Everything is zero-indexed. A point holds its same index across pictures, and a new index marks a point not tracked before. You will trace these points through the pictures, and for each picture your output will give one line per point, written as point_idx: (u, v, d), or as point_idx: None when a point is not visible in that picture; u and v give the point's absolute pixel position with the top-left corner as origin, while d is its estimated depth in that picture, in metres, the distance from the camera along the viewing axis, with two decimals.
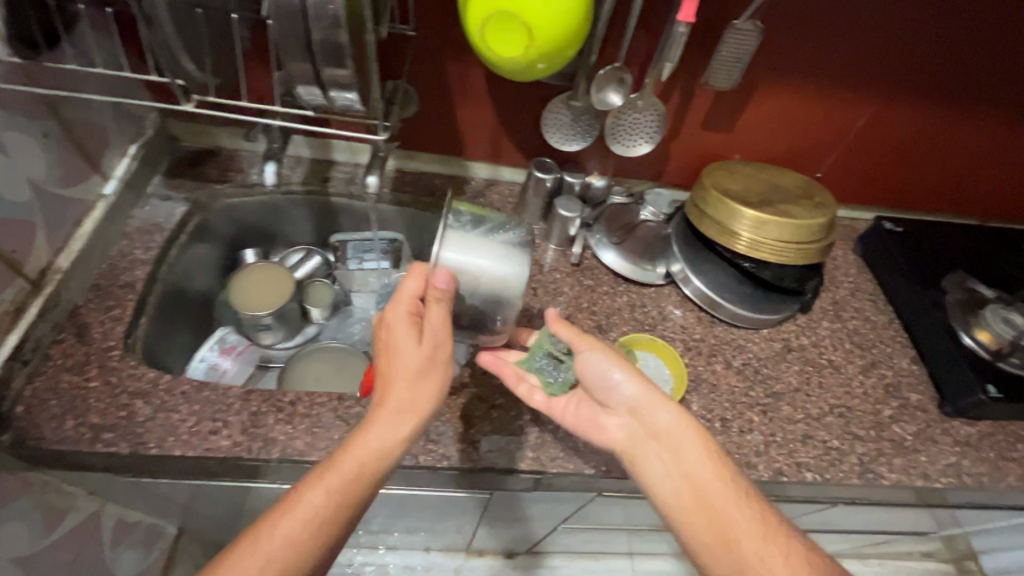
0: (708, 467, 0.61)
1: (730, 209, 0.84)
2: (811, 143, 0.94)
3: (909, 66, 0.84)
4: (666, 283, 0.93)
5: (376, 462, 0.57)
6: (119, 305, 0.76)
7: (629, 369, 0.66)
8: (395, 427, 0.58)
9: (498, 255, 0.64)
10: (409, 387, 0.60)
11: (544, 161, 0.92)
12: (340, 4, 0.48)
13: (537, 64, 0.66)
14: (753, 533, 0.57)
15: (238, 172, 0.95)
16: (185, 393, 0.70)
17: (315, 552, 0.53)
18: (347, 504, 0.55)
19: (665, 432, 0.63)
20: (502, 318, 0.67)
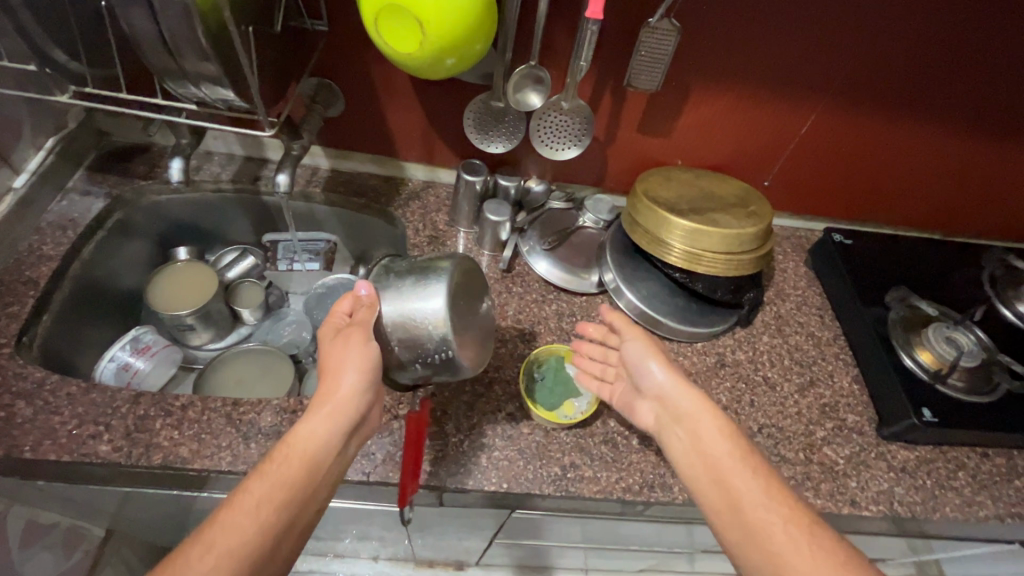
0: (726, 445, 0.60)
1: (661, 218, 0.81)
2: (759, 150, 0.91)
3: (861, 70, 0.79)
4: (599, 292, 0.90)
5: (314, 455, 0.55)
6: (17, 302, 0.74)
7: (666, 360, 0.67)
8: (336, 421, 0.57)
9: (415, 276, 0.63)
10: (336, 379, 0.58)
11: (473, 162, 0.89)
12: None
13: (444, 59, 0.64)
14: (767, 503, 0.54)
15: (164, 168, 0.93)
16: (71, 394, 0.67)
17: (262, 549, 0.49)
18: (292, 496, 0.52)
19: (692, 410, 0.63)
20: (446, 350, 0.61)
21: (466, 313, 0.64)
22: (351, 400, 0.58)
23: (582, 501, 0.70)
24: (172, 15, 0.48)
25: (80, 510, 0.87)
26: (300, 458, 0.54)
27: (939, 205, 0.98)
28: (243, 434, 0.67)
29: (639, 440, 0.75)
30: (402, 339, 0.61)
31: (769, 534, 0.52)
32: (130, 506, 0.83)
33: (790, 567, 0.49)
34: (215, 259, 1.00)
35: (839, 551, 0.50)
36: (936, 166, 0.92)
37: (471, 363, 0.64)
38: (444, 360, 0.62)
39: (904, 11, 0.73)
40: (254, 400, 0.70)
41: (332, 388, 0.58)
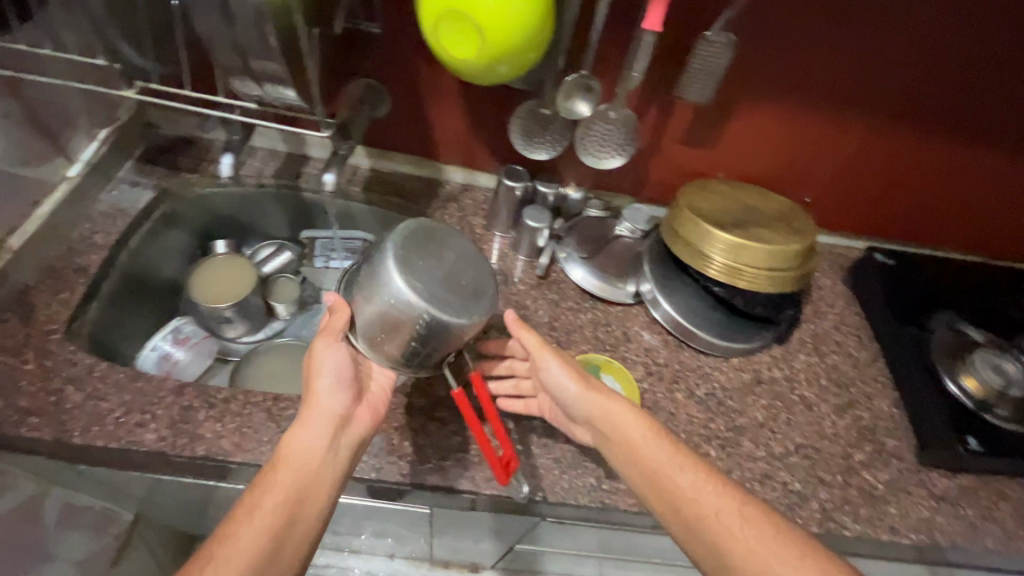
0: (657, 447, 0.64)
1: (706, 231, 0.80)
2: (784, 165, 0.89)
3: (872, 89, 0.79)
4: (635, 303, 0.89)
5: (303, 460, 0.59)
6: (68, 289, 0.75)
7: (584, 380, 0.67)
8: (319, 425, 0.61)
9: (366, 265, 0.64)
10: (313, 388, 0.63)
11: (515, 168, 0.90)
12: None
13: (496, 67, 0.63)
14: (703, 495, 0.61)
15: (210, 162, 0.94)
16: (119, 382, 0.69)
17: (263, 550, 0.55)
18: (285, 499, 0.57)
19: (610, 418, 0.66)
20: (417, 317, 0.60)
21: (428, 271, 0.62)
22: (327, 405, 0.62)
23: (615, 513, 0.70)
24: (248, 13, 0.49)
25: (114, 496, 0.88)
26: (289, 464, 0.58)
27: (965, 222, 0.95)
28: (284, 430, 0.68)
29: None
30: (379, 325, 0.62)
31: (709, 526, 0.59)
32: (163, 495, 0.84)
33: (731, 553, 0.57)
34: (253, 251, 1.00)
35: (767, 527, 0.58)
36: (959, 181, 0.90)
37: (462, 309, 0.62)
38: (421, 326, 0.60)
39: (909, 29, 0.73)
40: (293, 396, 0.71)
41: (311, 398, 0.62)
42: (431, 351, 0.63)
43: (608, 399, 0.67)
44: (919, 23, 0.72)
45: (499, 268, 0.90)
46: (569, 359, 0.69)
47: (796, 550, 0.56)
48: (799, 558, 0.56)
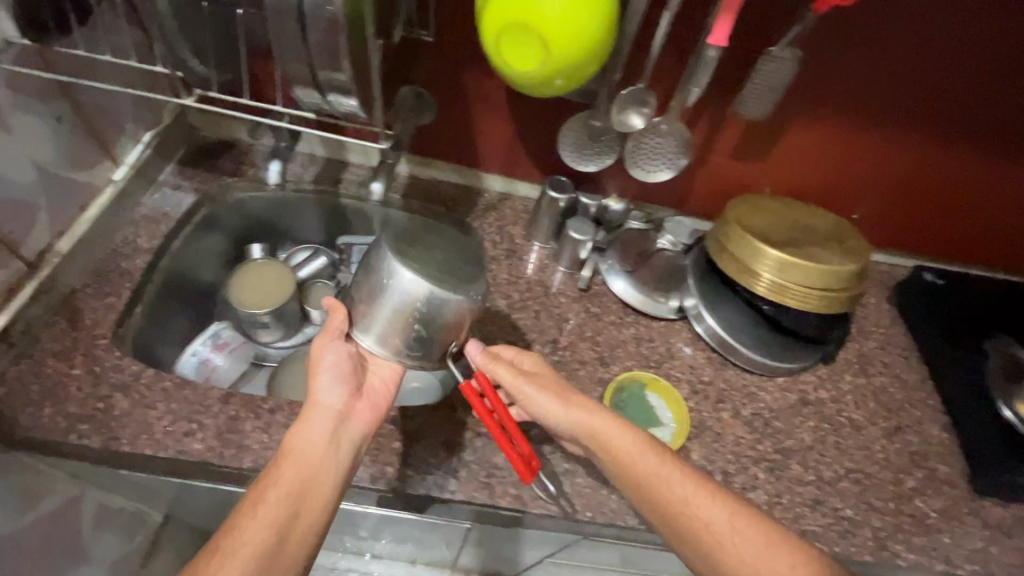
0: (648, 461, 0.61)
1: (756, 248, 0.79)
2: (814, 181, 0.88)
3: (903, 103, 0.76)
4: (677, 318, 0.88)
5: (305, 454, 0.58)
6: (114, 293, 0.75)
7: (564, 398, 0.64)
8: (320, 421, 0.60)
9: (365, 264, 0.65)
10: (314, 384, 0.62)
11: (560, 179, 0.89)
12: (338, 7, 0.46)
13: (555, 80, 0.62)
14: (695, 503, 0.58)
15: (250, 166, 0.94)
16: (165, 390, 0.68)
17: (267, 545, 0.52)
18: (288, 493, 0.55)
19: (595, 430, 0.63)
20: (420, 301, 0.61)
21: (426, 262, 0.65)
22: (327, 398, 0.61)
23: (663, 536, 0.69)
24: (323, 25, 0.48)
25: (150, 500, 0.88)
26: (291, 458, 0.57)
27: (981, 235, 0.93)
28: None
29: (722, 476, 0.73)
30: (383, 318, 0.63)
31: (706, 539, 0.57)
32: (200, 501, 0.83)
33: (728, 564, 0.56)
34: (287, 255, 0.98)
35: (760, 532, 0.56)
36: (977, 197, 0.87)
37: (461, 287, 0.63)
38: (424, 310, 0.61)
39: (943, 42, 0.70)
40: None
41: (312, 396, 0.62)
42: (434, 335, 0.63)
43: (594, 411, 0.64)
44: (936, 38, 0.69)
45: (540, 279, 0.89)
46: (541, 375, 0.66)
47: (788, 557, 0.55)
48: (794, 565, 0.55)
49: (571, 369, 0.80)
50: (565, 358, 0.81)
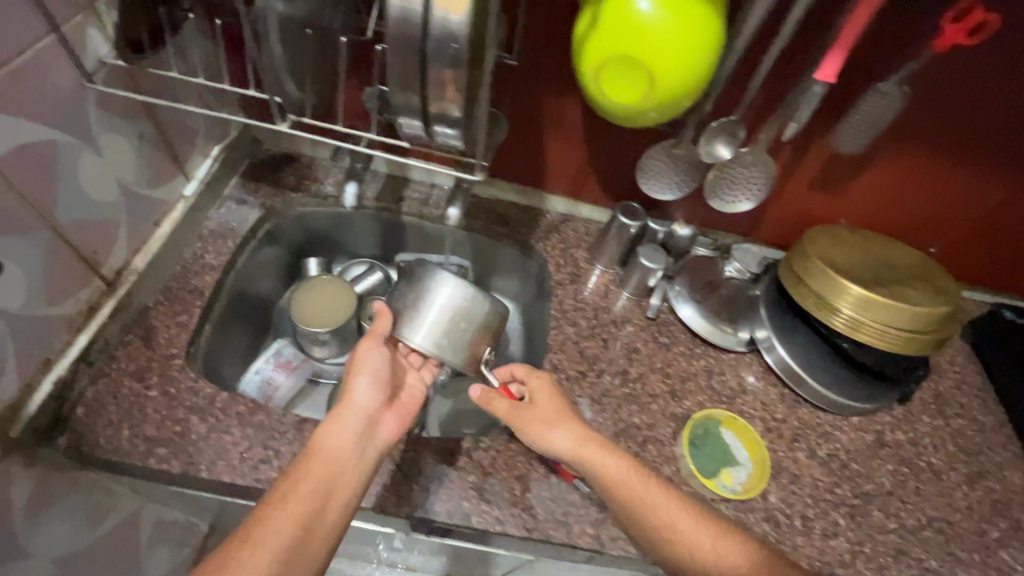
0: (635, 483, 0.62)
1: (834, 281, 0.76)
2: (876, 211, 0.85)
3: (1004, 143, 0.72)
4: (748, 350, 0.86)
5: (334, 454, 0.60)
6: (186, 311, 0.74)
7: (565, 429, 0.66)
8: (349, 422, 0.63)
9: (407, 277, 0.72)
10: (348, 390, 0.66)
11: (631, 205, 0.87)
12: (465, 44, 0.44)
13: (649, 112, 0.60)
14: (674, 522, 0.60)
15: (314, 182, 0.93)
16: (240, 414, 0.67)
17: (291, 539, 0.53)
18: (315, 489, 0.57)
19: (582, 458, 0.64)
20: (463, 301, 0.70)
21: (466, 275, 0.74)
22: (359, 403, 0.65)
23: None
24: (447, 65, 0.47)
25: None
26: (320, 457, 0.59)
27: None
28: (406, 473, 0.67)
29: (801, 521, 0.71)
30: (429, 319, 0.69)
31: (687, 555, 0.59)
32: None
33: None
34: (343, 270, 0.98)
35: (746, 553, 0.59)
36: (1008, 226, 0.83)
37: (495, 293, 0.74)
38: (467, 309, 0.70)
39: None
40: (414, 437, 0.70)
41: (346, 397, 0.65)
42: (473, 331, 0.70)
43: (580, 440, 0.65)
44: None
45: (606, 306, 0.87)
46: (543, 408, 0.69)
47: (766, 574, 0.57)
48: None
49: (643, 403, 0.78)
50: (636, 390, 0.79)
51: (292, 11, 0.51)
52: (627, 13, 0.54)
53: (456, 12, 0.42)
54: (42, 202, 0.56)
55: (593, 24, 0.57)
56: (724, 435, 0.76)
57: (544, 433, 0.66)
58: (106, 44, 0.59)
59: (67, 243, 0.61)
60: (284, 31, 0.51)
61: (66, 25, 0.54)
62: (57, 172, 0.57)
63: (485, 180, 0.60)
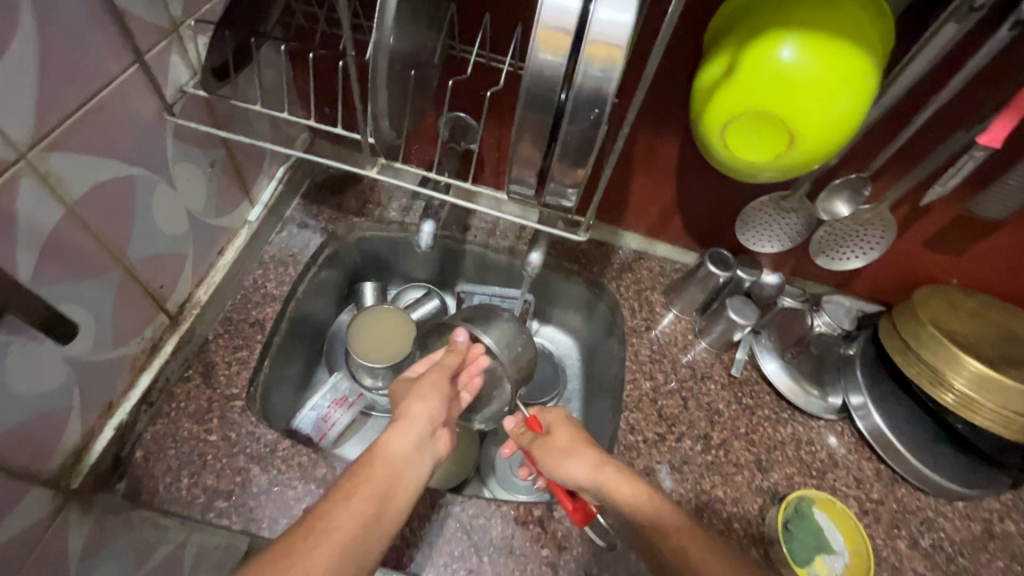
0: (690, 531, 0.54)
1: (948, 350, 0.69)
2: (999, 276, 0.76)
3: None
4: (839, 417, 0.79)
5: (395, 462, 0.55)
6: (247, 346, 0.70)
7: (585, 459, 0.62)
8: (411, 434, 0.58)
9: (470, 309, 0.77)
10: (407, 403, 0.61)
11: (722, 253, 0.80)
12: (608, 109, 0.40)
13: (768, 171, 0.55)
14: (657, 518, 0.55)
15: (377, 207, 0.86)
16: (302, 466, 0.63)
17: (352, 536, 0.47)
18: (376, 493, 0.51)
19: (600, 484, 0.60)
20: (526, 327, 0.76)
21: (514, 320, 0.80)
22: (420, 414, 0.60)
23: None
24: (579, 129, 0.41)
25: None
26: (382, 464, 0.54)
27: None
28: (475, 542, 0.63)
29: None
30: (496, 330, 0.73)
31: None
32: None
33: None
34: (398, 294, 0.93)
35: None
36: None
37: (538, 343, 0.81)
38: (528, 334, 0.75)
39: None
40: (482, 501, 0.65)
41: (406, 409, 0.60)
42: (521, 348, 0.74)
43: (596, 468, 0.60)
44: None
45: (684, 359, 0.81)
46: (563, 440, 0.64)
47: None
48: None
49: (727, 473, 0.71)
50: (719, 459, 0.72)
51: (398, 53, 0.46)
52: (771, 65, 0.47)
53: (612, 65, 0.38)
54: (114, 238, 0.52)
55: (727, 73, 0.50)
56: (818, 520, 0.67)
57: (560, 463, 0.63)
58: (187, 71, 0.55)
59: (136, 280, 0.57)
60: (388, 74, 0.46)
61: (148, 52, 0.50)
62: (131, 206, 0.53)
63: (588, 241, 0.56)
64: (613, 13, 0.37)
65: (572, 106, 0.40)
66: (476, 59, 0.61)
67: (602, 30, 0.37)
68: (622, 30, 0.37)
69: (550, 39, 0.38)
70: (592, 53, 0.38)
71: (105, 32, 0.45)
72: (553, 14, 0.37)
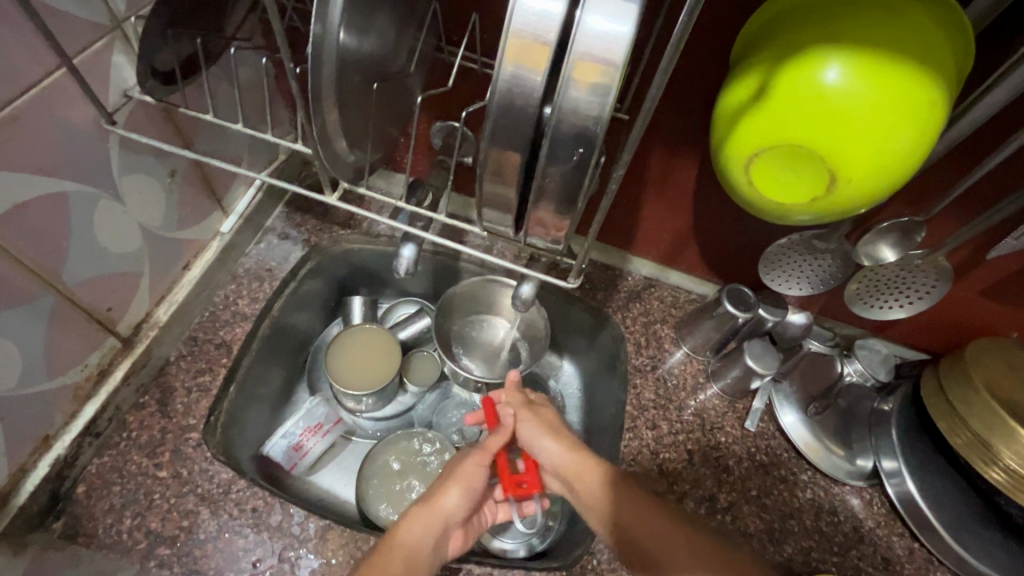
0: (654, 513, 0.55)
1: (1002, 422, 0.58)
2: None
3: None
4: (868, 483, 0.69)
5: (413, 557, 0.53)
6: (209, 370, 0.64)
7: (560, 433, 0.62)
8: (432, 524, 0.55)
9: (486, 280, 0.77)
10: (440, 489, 0.58)
11: (741, 290, 0.70)
12: (596, 149, 0.32)
13: (795, 215, 0.46)
14: (623, 505, 0.56)
15: (365, 218, 0.78)
16: (255, 512, 0.57)
17: None
18: None
19: (574, 463, 0.60)
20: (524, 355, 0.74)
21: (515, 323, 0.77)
22: (453, 503, 0.57)
23: None
24: (561, 170, 0.33)
25: None
26: (401, 554, 0.52)
27: None
28: None
29: None
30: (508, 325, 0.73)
31: None
32: None
33: None
34: (388, 310, 0.84)
35: None
36: None
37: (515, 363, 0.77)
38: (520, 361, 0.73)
39: None
40: (456, 564, 0.60)
41: (435, 496, 0.57)
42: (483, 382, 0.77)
43: (572, 447, 0.61)
44: None
45: (695, 405, 0.72)
46: (546, 412, 0.65)
47: None
48: None
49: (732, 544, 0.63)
50: (725, 526, 0.64)
51: (354, 65, 0.38)
52: (813, 90, 0.38)
53: (606, 88, 0.29)
54: (43, 263, 0.47)
55: (756, 96, 0.41)
56: None
57: (538, 435, 0.62)
58: (133, 73, 0.49)
59: (73, 305, 0.52)
60: (342, 88, 0.38)
61: (78, 56, 0.44)
62: (65, 227, 0.48)
63: (579, 288, 0.48)
64: (605, 23, 0.28)
65: (550, 142, 0.32)
66: (465, 64, 0.52)
67: (588, 44, 0.28)
68: (617, 45, 0.29)
69: (524, 53, 0.29)
70: (576, 74, 0.29)
71: (18, 32, 0.39)
72: (528, 24, 0.29)
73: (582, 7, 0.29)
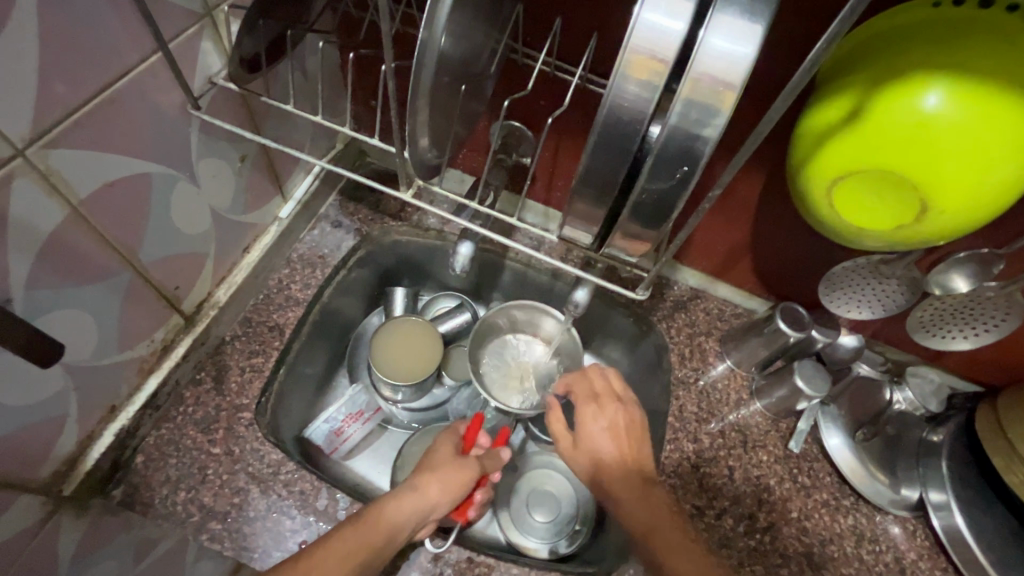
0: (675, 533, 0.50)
1: None
2: None
3: None
4: (914, 513, 0.67)
5: (395, 531, 0.53)
6: (263, 352, 0.66)
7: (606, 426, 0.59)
8: (421, 506, 0.56)
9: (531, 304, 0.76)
10: (429, 476, 0.59)
11: (795, 309, 0.69)
12: (697, 167, 0.31)
13: (868, 238, 0.46)
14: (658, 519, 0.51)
15: (416, 210, 0.78)
16: (303, 494, 0.59)
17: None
18: (365, 558, 0.49)
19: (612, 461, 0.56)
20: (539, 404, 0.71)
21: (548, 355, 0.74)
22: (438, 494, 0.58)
23: None
24: (657, 188, 0.33)
25: None
26: (387, 526, 0.52)
27: None
28: None
29: None
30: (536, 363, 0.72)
31: None
32: None
33: None
34: (428, 303, 0.84)
35: None
36: None
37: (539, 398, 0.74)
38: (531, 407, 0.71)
39: None
40: (489, 559, 0.61)
41: (424, 482, 0.58)
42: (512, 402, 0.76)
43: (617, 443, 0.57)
44: None
45: (737, 421, 0.71)
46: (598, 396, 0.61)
47: None
48: None
49: (770, 565, 0.63)
50: (763, 545, 0.63)
51: (448, 68, 0.38)
52: (912, 117, 0.37)
53: (717, 109, 0.29)
54: (124, 242, 0.49)
55: (848, 118, 0.40)
56: None
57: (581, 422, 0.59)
58: (219, 60, 0.50)
59: (147, 282, 0.54)
60: (434, 88, 0.38)
61: (172, 41, 0.45)
62: (146, 207, 0.49)
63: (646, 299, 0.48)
64: (726, 44, 0.28)
65: (654, 158, 0.32)
66: (541, 66, 0.52)
67: (708, 65, 0.28)
68: (736, 68, 0.28)
69: (641, 68, 0.29)
70: (690, 94, 0.29)
71: (124, 19, 0.40)
72: (647, 40, 0.29)
73: (705, 26, 0.28)
